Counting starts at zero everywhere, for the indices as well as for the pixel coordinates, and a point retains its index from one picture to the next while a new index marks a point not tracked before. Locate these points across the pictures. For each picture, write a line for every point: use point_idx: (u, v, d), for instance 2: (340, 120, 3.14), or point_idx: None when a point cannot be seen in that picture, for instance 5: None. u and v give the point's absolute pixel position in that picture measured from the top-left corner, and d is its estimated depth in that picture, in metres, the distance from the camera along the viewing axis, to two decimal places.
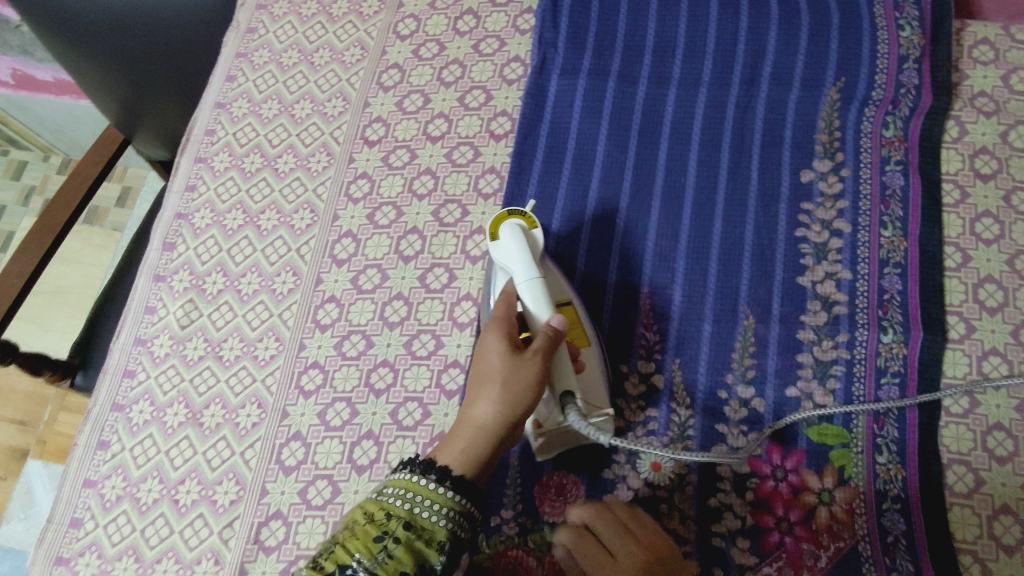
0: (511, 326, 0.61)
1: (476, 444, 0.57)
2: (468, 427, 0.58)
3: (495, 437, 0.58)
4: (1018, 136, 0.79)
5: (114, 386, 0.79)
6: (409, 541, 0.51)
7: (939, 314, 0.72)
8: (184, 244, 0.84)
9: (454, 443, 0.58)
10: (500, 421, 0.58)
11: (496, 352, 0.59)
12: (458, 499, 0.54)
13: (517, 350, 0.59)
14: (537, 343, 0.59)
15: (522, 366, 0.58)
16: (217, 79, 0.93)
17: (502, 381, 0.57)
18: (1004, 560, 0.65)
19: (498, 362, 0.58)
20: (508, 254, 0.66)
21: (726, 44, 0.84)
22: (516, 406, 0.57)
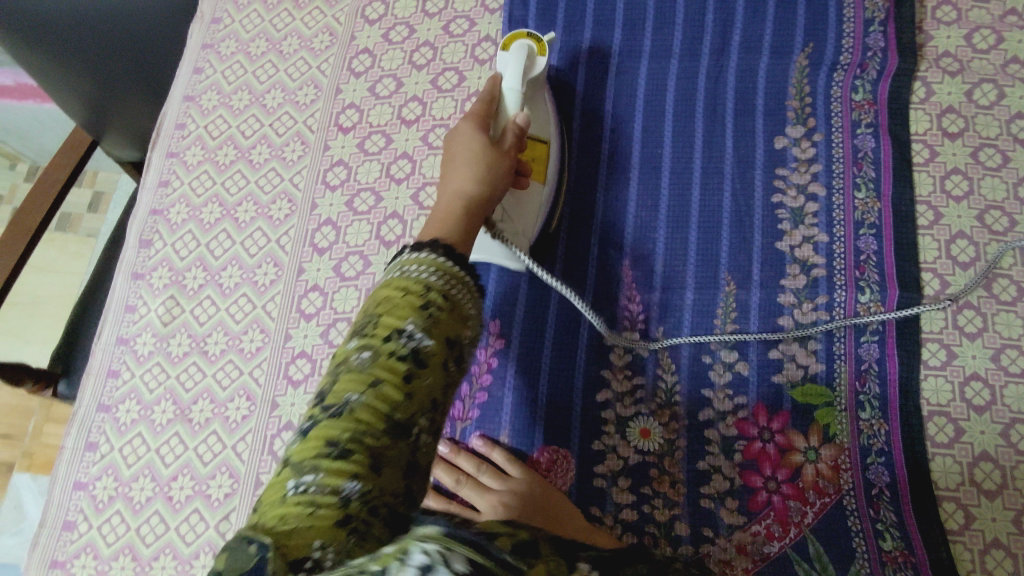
0: (486, 120, 0.65)
1: (459, 210, 0.56)
2: (452, 201, 0.57)
3: (472, 203, 0.57)
4: (983, 94, 0.80)
5: (99, 387, 0.78)
6: (452, 305, 0.46)
7: (914, 271, 0.74)
8: (161, 240, 0.83)
9: (445, 215, 0.55)
10: (478, 192, 0.58)
11: (474, 133, 0.63)
12: (460, 271, 0.48)
13: (494, 142, 0.63)
14: (509, 138, 0.64)
15: (499, 161, 0.61)
16: (184, 72, 0.92)
17: (481, 161, 0.60)
18: (986, 504, 0.67)
19: (478, 144, 0.61)
20: (503, 65, 0.73)
21: (696, 15, 0.84)
22: (492, 188, 0.59)
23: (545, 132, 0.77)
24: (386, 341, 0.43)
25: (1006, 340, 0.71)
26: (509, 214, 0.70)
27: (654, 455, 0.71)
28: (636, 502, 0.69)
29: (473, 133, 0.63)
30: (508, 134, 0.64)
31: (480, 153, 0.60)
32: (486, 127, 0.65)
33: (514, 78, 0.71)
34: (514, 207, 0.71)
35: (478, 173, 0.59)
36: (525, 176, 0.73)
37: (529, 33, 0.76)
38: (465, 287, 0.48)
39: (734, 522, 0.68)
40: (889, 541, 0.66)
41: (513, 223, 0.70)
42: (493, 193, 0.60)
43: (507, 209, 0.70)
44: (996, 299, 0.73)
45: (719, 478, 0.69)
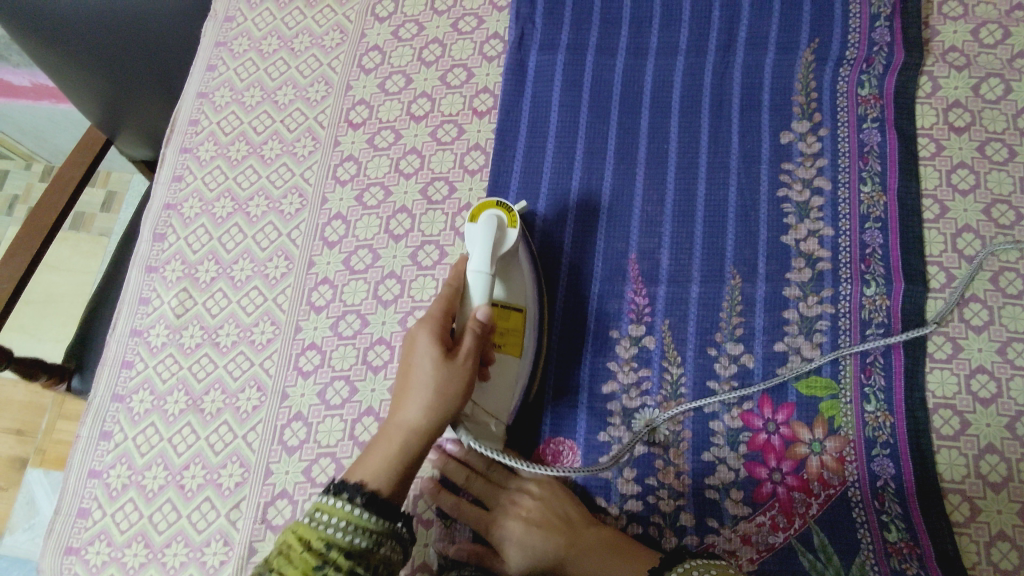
0: (445, 326, 0.63)
1: (400, 446, 0.59)
2: (396, 429, 0.60)
3: (422, 436, 0.60)
4: (990, 88, 0.80)
5: (113, 377, 0.79)
6: (382, 532, 0.55)
7: (920, 265, 0.74)
8: (174, 234, 0.85)
9: (378, 454, 0.59)
10: (428, 425, 0.60)
11: (429, 357, 0.61)
12: (378, 520, 0.55)
13: (448, 354, 0.61)
14: (467, 343, 0.62)
15: (454, 373, 0.61)
16: (198, 69, 0.93)
17: (433, 387, 0.60)
18: (991, 496, 0.67)
19: (431, 372, 0.60)
20: (473, 241, 0.68)
21: (702, 11, 0.85)
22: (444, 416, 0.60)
23: (520, 280, 0.72)
24: (282, 566, 0.51)
25: (1012, 333, 0.72)
26: (478, 404, 0.67)
27: (659, 446, 0.71)
28: (641, 493, 0.70)
29: (427, 348, 0.61)
30: (467, 340, 0.62)
31: (438, 381, 0.60)
32: (445, 333, 0.62)
33: (484, 257, 0.66)
34: (485, 394, 0.69)
35: (433, 402, 0.60)
36: (495, 356, 0.69)
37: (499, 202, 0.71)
38: (394, 535, 0.56)
39: (739, 513, 0.68)
40: (894, 533, 0.66)
41: (479, 418, 0.68)
42: (446, 419, 0.61)
43: (477, 399, 0.68)
44: (1002, 292, 0.73)
45: (724, 469, 0.70)
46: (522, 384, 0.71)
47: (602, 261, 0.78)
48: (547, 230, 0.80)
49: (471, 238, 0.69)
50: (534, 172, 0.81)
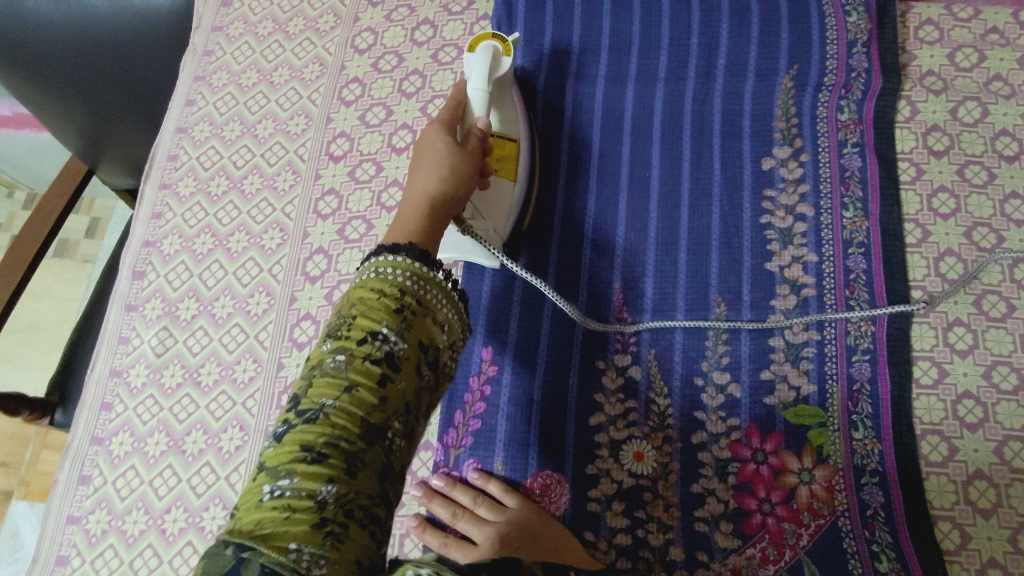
0: (452, 121, 0.63)
1: (423, 207, 0.54)
2: (417, 199, 0.55)
3: (440, 204, 0.55)
4: (967, 112, 0.81)
5: (93, 419, 0.78)
6: (424, 311, 0.49)
7: (904, 290, 0.74)
8: (154, 272, 0.84)
9: (408, 219, 0.53)
10: (445, 194, 0.56)
11: (441, 141, 0.59)
12: (427, 271, 0.50)
13: (459, 142, 0.60)
14: (473, 142, 0.61)
15: (465, 156, 0.59)
16: (177, 104, 0.93)
17: (446, 163, 0.57)
18: (981, 523, 0.67)
19: (443, 149, 0.58)
20: (471, 67, 0.73)
21: (680, 38, 0.84)
22: (458, 187, 0.57)
23: (510, 107, 0.79)
24: (360, 345, 0.45)
25: (997, 357, 0.72)
26: (477, 208, 0.71)
27: (647, 478, 0.70)
28: (630, 527, 0.69)
29: (438, 137, 0.59)
30: (473, 139, 0.61)
31: (454, 157, 0.58)
32: (452, 130, 0.62)
33: (480, 77, 0.71)
34: (483, 205, 0.72)
35: (450, 167, 0.57)
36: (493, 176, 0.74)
37: (495, 35, 0.76)
38: (437, 287, 0.50)
39: (729, 545, 0.68)
40: (885, 563, 0.66)
41: (484, 218, 0.70)
42: (461, 193, 0.57)
43: (476, 205, 0.71)
44: (986, 316, 0.73)
45: (713, 501, 0.69)
46: (516, 207, 0.76)
47: (587, 290, 0.78)
48: (532, 257, 0.80)
49: (471, 65, 0.73)
50: None
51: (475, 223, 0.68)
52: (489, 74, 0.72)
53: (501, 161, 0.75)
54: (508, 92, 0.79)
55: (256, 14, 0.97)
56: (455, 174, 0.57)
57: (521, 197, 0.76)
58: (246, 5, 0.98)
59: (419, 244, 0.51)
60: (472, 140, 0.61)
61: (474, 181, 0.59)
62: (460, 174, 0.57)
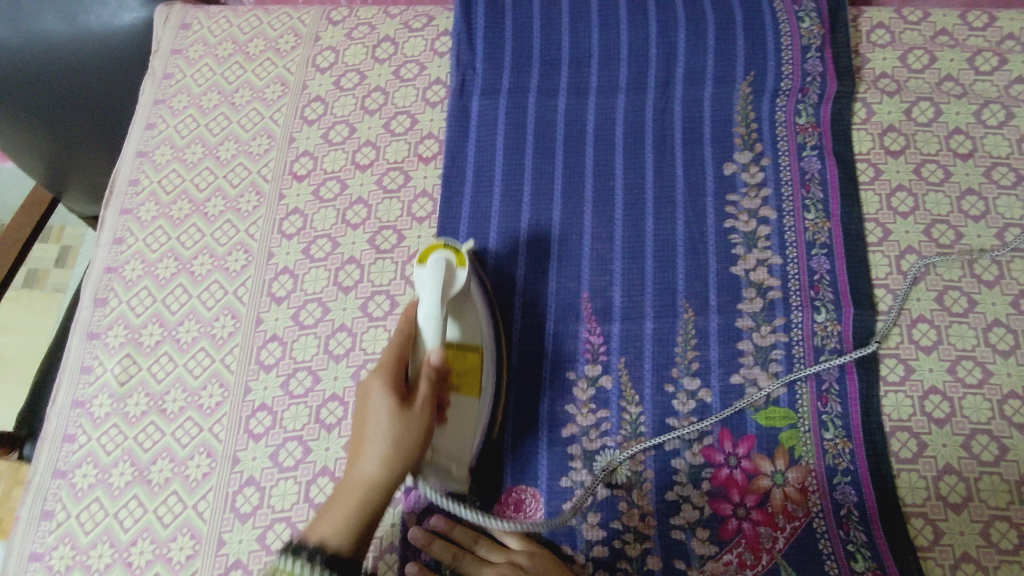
0: (398, 371, 0.60)
1: (360, 505, 0.55)
2: (352, 487, 0.56)
3: (382, 493, 0.56)
4: (921, 112, 0.82)
5: (54, 452, 0.76)
6: None
7: (867, 289, 0.75)
8: (116, 298, 0.82)
9: (340, 515, 0.55)
10: (387, 481, 0.56)
11: (383, 403, 0.58)
12: None
13: (404, 402, 0.59)
14: (424, 391, 0.60)
15: (411, 423, 0.58)
16: (137, 128, 0.92)
17: (391, 440, 0.56)
18: (953, 518, 0.67)
19: (387, 423, 0.57)
20: (422, 284, 0.68)
21: (639, 49, 0.85)
22: (401, 468, 0.57)
23: (474, 319, 0.71)
24: None
25: (961, 352, 0.72)
26: (437, 447, 0.66)
27: (622, 488, 0.70)
28: (607, 538, 0.69)
29: (382, 399, 0.58)
30: (422, 390, 0.60)
31: (395, 434, 0.57)
32: (398, 378, 0.60)
33: (433, 305, 0.65)
34: (446, 434, 0.66)
35: (389, 447, 0.56)
36: (452, 397, 0.68)
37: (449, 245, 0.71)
38: None
39: (706, 552, 0.67)
40: (861, 562, 0.66)
41: (441, 461, 0.66)
42: (405, 468, 0.57)
43: (437, 443, 0.66)
44: (948, 311, 0.74)
45: (688, 508, 0.69)
46: (482, 424, 0.70)
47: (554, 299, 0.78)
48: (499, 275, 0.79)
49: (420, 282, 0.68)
50: (482, 216, 0.81)
51: (428, 470, 0.65)
52: (442, 299, 0.67)
53: (466, 385, 0.69)
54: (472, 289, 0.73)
55: (216, 36, 0.96)
56: (393, 455, 0.56)
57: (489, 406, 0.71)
58: (205, 27, 0.97)
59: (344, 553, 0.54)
60: (417, 413, 0.59)
61: (420, 453, 0.58)
62: (400, 461, 0.56)
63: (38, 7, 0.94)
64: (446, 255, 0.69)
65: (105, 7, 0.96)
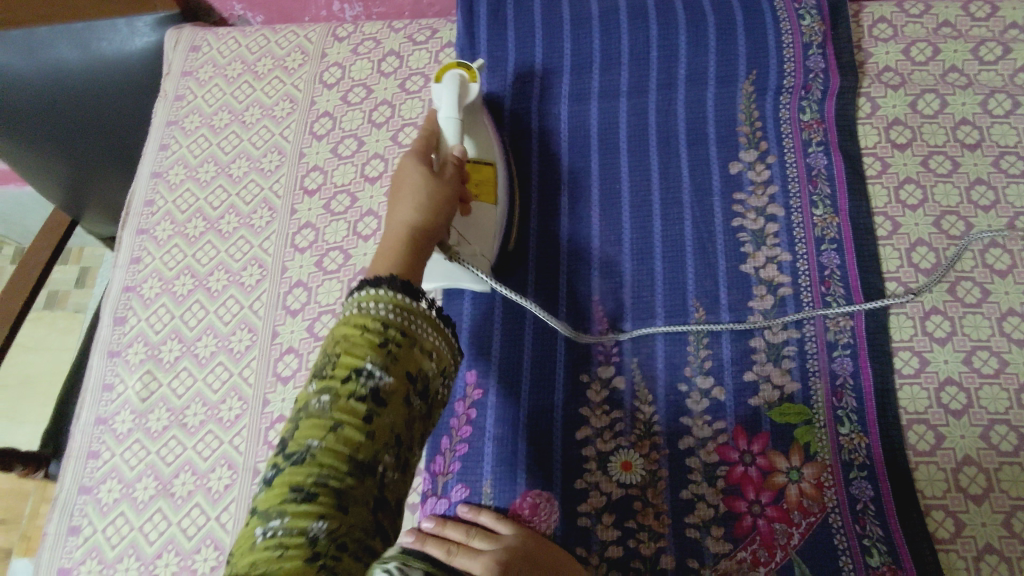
0: (428, 154, 0.62)
1: (406, 236, 0.53)
2: (396, 229, 0.54)
3: (422, 232, 0.55)
4: (926, 104, 0.82)
5: (79, 469, 0.77)
6: (408, 340, 0.47)
7: (878, 283, 0.75)
8: (135, 316, 0.84)
9: (390, 243, 0.53)
10: (425, 220, 0.56)
11: (417, 168, 0.59)
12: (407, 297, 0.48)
13: (435, 172, 0.60)
14: (451, 172, 0.62)
15: (442, 182, 0.60)
16: (151, 150, 0.94)
17: (423, 187, 0.57)
18: (974, 509, 0.66)
19: (419, 178, 0.58)
20: (439, 99, 0.77)
21: (640, 52, 0.86)
22: (437, 214, 0.57)
23: (484, 135, 0.81)
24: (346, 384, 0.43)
25: (975, 342, 0.72)
26: (461, 232, 0.73)
27: (636, 488, 0.70)
28: (621, 538, 0.69)
29: (415, 167, 0.59)
30: (450, 165, 0.63)
31: (434, 192, 0.57)
32: (428, 159, 0.62)
33: (452, 106, 0.75)
34: (467, 227, 0.74)
35: (421, 197, 0.57)
36: (473, 201, 0.75)
37: (461, 66, 0.82)
38: (419, 313, 0.49)
39: (720, 550, 0.67)
40: (876, 557, 0.65)
41: (473, 257, 0.69)
42: (439, 217, 0.57)
43: (460, 230, 0.73)
44: (961, 302, 0.74)
45: (703, 506, 0.69)
46: (500, 224, 0.78)
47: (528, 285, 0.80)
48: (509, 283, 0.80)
49: (439, 95, 0.77)
50: None
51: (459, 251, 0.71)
52: (457, 101, 0.76)
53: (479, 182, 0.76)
54: (482, 116, 0.82)
55: (225, 56, 0.98)
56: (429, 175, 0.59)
57: (504, 217, 0.78)
58: (214, 50, 0.99)
59: (404, 275, 0.50)
60: (445, 175, 0.61)
61: (452, 202, 0.59)
62: (421, 197, 0.57)
63: (52, 37, 0.95)
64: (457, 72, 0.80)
65: (117, 33, 0.97)
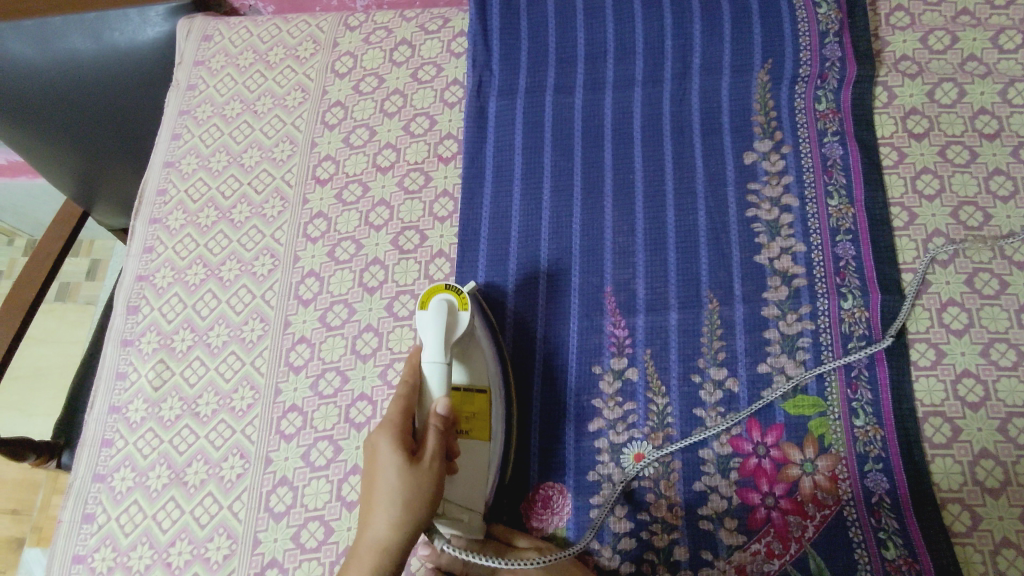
0: (404, 433, 0.60)
1: (374, 570, 0.55)
2: (367, 551, 0.55)
3: (394, 556, 0.56)
4: (944, 93, 0.81)
5: (93, 457, 0.78)
6: None
7: (895, 274, 0.74)
8: (148, 305, 0.84)
9: (355, 574, 0.54)
10: (400, 540, 0.56)
11: (394, 469, 0.57)
12: None
13: (414, 460, 0.58)
14: (432, 448, 0.59)
15: (420, 476, 0.57)
16: (164, 139, 0.94)
17: (399, 500, 0.56)
18: (991, 503, 0.66)
19: (395, 481, 0.56)
20: (422, 326, 0.68)
21: (655, 41, 0.85)
22: (411, 523, 0.56)
23: (480, 359, 0.70)
24: None
25: (993, 334, 0.71)
26: (449, 498, 0.65)
27: (650, 479, 0.70)
28: (634, 529, 0.68)
29: (390, 454, 0.57)
30: (430, 446, 0.59)
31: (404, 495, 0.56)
32: (406, 439, 0.59)
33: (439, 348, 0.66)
34: (456, 487, 0.65)
35: (404, 497, 0.56)
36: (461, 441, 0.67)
37: (449, 286, 0.71)
38: None
39: (734, 542, 0.67)
40: (891, 550, 0.65)
41: (456, 492, 0.65)
42: (415, 531, 0.57)
43: (449, 496, 0.65)
44: (979, 294, 0.73)
45: (717, 497, 0.69)
46: (494, 470, 0.69)
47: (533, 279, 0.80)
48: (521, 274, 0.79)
49: (422, 323, 0.68)
50: (503, 214, 0.82)
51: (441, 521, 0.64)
52: (444, 342, 0.67)
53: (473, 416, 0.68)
54: (478, 338, 0.71)
55: (237, 46, 0.98)
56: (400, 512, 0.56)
57: (500, 451, 0.69)
58: (226, 38, 0.99)
59: None
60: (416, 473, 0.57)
61: (431, 511, 0.57)
62: (410, 501, 0.56)
63: (64, 27, 0.96)
64: (448, 298, 0.70)
65: (129, 23, 0.98)
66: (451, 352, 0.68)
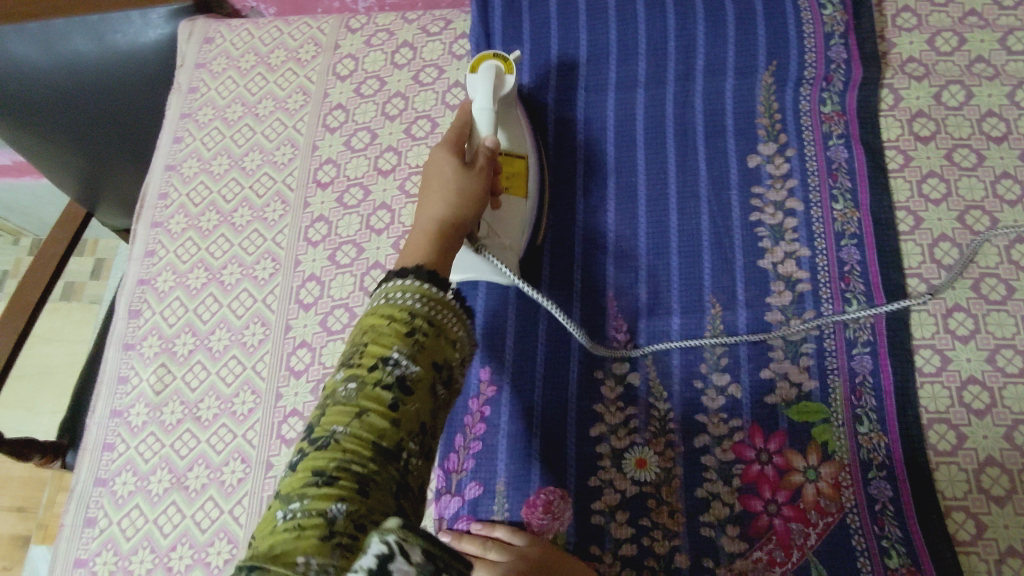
0: (459, 145, 0.64)
1: (432, 237, 0.55)
2: (425, 223, 0.56)
3: (449, 238, 0.56)
4: (951, 96, 0.80)
5: (95, 461, 0.78)
6: (434, 331, 0.48)
7: (900, 279, 0.73)
8: (150, 309, 0.84)
9: (419, 239, 0.54)
10: (455, 221, 0.57)
11: (450, 165, 0.61)
12: (438, 289, 0.50)
13: (466, 164, 0.62)
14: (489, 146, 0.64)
15: (472, 177, 0.61)
16: (166, 142, 0.94)
17: (455, 189, 0.59)
18: (996, 511, 0.65)
19: (452, 174, 0.60)
20: (475, 90, 0.75)
21: (657, 43, 0.84)
22: (466, 206, 0.59)
23: (517, 127, 0.79)
24: (372, 372, 0.45)
25: (1000, 340, 0.70)
26: (490, 225, 0.72)
27: (651, 485, 0.69)
28: (635, 536, 0.68)
29: (448, 158, 0.62)
30: (482, 157, 0.63)
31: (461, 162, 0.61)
32: (460, 150, 0.64)
33: (487, 99, 0.72)
34: (497, 220, 0.73)
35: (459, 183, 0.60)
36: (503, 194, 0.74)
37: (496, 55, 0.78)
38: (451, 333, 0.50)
39: (735, 549, 0.67)
40: (895, 559, 0.64)
41: (497, 236, 0.72)
42: (470, 211, 0.59)
43: (490, 224, 0.72)
44: (985, 299, 0.72)
45: (718, 504, 0.68)
46: (530, 218, 0.77)
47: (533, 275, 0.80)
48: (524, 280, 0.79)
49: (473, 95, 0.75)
50: None
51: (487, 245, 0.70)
52: (493, 94, 0.74)
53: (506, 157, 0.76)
54: (514, 110, 0.79)
55: (238, 49, 0.98)
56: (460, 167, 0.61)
57: (534, 214, 0.77)
58: (227, 41, 0.99)
59: (433, 264, 0.52)
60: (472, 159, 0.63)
61: (481, 208, 0.61)
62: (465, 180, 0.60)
63: (65, 28, 0.95)
64: (494, 63, 0.77)
65: (131, 25, 0.97)
66: (499, 108, 0.76)
